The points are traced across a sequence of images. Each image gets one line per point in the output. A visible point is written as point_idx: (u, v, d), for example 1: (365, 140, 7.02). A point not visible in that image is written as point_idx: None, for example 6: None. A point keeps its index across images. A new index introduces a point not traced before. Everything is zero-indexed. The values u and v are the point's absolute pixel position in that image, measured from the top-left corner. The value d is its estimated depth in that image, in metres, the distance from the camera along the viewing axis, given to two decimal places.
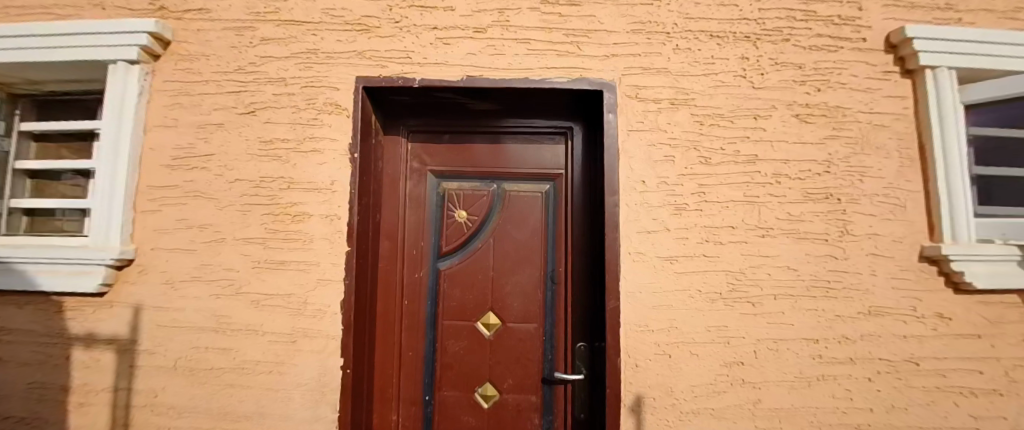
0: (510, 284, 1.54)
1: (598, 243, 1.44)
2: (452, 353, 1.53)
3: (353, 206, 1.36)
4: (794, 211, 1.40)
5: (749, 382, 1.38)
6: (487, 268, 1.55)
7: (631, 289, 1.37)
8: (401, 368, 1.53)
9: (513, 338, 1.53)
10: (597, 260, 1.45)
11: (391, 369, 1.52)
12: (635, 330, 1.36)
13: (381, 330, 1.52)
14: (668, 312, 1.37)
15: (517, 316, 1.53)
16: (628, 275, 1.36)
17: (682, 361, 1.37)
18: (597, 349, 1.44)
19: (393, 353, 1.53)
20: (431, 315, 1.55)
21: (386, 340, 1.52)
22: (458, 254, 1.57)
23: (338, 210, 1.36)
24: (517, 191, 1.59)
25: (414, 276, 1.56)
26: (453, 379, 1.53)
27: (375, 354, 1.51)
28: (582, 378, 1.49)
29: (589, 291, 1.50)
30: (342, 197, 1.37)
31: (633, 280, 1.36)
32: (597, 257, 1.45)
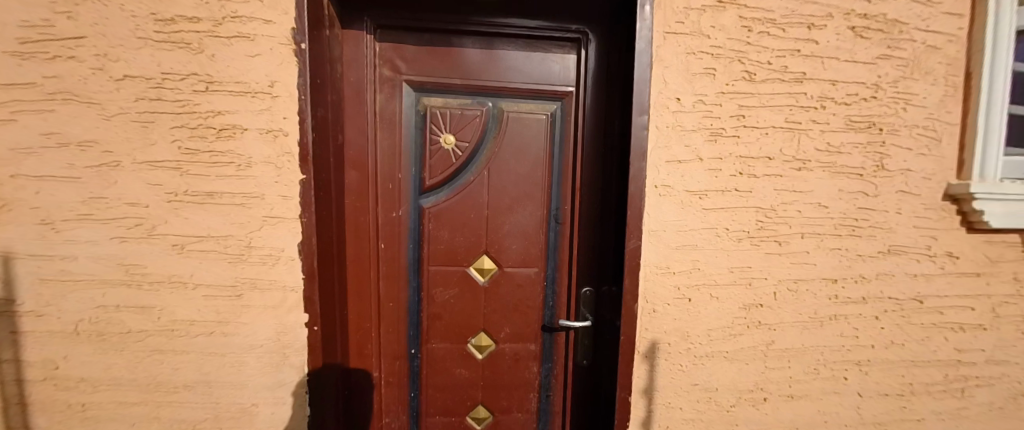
0: (507, 227, 1.33)
1: (616, 181, 1.23)
2: (440, 304, 1.35)
3: (306, 122, 1.00)
4: (835, 141, 1.23)
5: (766, 324, 1.29)
6: (479, 207, 1.31)
7: (653, 228, 1.17)
8: (380, 321, 1.33)
9: (510, 286, 1.36)
10: (614, 199, 1.25)
11: (369, 323, 1.32)
12: (654, 273, 1.19)
13: (354, 279, 1.28)
14: (692, 253, 1.20)
15: (515, 261, 1.35)
16: (653, 212, 1.16)
17: (702, 305, 1.24)
18: (609, 296, 1.30)
19: (371, 305, 1.32)
20: (414, 261, 1.33)
21: (362, 290, 1.30)
22: (445, 189, 1.30)
23: (283, 124, 0.99)
24: (517, 112, 1.29)
25: (390, 216, 1.29)
26: (442, 330, 1.37)
27: (348, 308, 1.29)
28: (587, 325, 1.37)
29: (601, 233, 1.33)
30: (288, 106, 0.99)
31: (658, 218, 1.16)
32: (615, 197, 1.24)
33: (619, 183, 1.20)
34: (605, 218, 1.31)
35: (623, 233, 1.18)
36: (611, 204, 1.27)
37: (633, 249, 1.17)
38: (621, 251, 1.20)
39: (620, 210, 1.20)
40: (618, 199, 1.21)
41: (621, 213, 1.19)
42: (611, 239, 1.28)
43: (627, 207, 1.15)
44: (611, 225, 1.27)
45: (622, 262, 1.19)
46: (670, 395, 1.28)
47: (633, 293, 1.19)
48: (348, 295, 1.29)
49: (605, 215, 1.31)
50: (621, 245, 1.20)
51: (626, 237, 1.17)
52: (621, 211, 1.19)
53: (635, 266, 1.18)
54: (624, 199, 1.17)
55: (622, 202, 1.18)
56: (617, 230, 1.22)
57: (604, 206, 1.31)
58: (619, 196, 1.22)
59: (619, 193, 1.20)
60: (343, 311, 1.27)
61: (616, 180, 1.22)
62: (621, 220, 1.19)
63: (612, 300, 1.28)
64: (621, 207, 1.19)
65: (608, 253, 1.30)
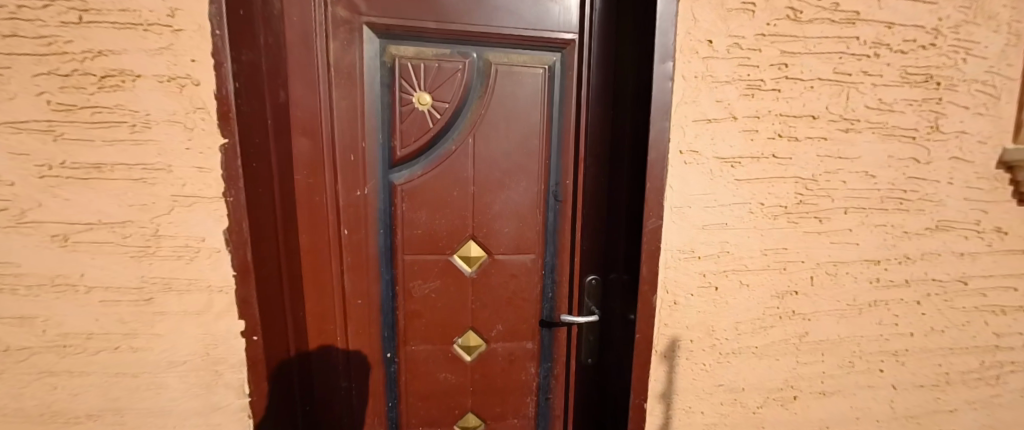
0: (497, 207, 1.11)
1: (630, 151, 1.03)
2: (419, 300, 1.14)
3: (222, 67, 0.75)
4: (888, 97, 1.02)
5: (800, 314, 1.12)
6: (463, 183, 1.08)
7: (675, 204, 0.96)
8: (346, 322, 1.11)
9: (502, 277, 1.17)
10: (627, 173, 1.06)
11: (330, 324, 1.10)
12: (675, 258, 0.99)
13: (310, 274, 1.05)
14: (721, 233, 0.99)
15: (507, 247, 1.15)
16: (676, 183, 0.94)
17: (730, 295, 1.04)
18: (621, 286, 1.12)
19: (331, 305, 1.08)
20: (386, 249, 1.11)
21: (320, 287, 1.06)
22: (421, 161, 1.06)
23: (190, 69, 0.74)
24: (508, 65, 1.05)
25: (353, 196, 1.04)
26: (421, 331, 1.16)
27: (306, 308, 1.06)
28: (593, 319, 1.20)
29: (609, 212, 1.14)
30: (194, 44, 0.74)
31: (683, 191, 0.95)
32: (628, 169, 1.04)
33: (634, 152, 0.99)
34: (615, 196, 1.12)
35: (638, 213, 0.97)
36: (624, 178, 1.08)
37: (650, 229, 0.96)
38: (636, 235, 0.99)
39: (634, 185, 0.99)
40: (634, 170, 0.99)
41: (636, 189, 0.98)
42: (624, 218, 1.10)
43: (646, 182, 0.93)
44: (624, 203, 1.09)
45: (636, 248, 0.99)
46: (691, 399, 1.10)
47: (651, 283, 0.99)
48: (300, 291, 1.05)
49: (615, 191, 1.11)
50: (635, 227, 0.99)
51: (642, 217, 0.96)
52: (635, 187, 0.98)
53: (654, 251, 0.97)
54: (641, 172, 0.95)
55: (637, 176, 0.97)
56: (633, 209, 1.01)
57: (613, 181, 1.12)
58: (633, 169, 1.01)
59: (635, 164, 0.98)
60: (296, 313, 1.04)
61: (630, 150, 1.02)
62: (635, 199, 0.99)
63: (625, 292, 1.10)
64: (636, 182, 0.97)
65: (619, 236, 1.11)
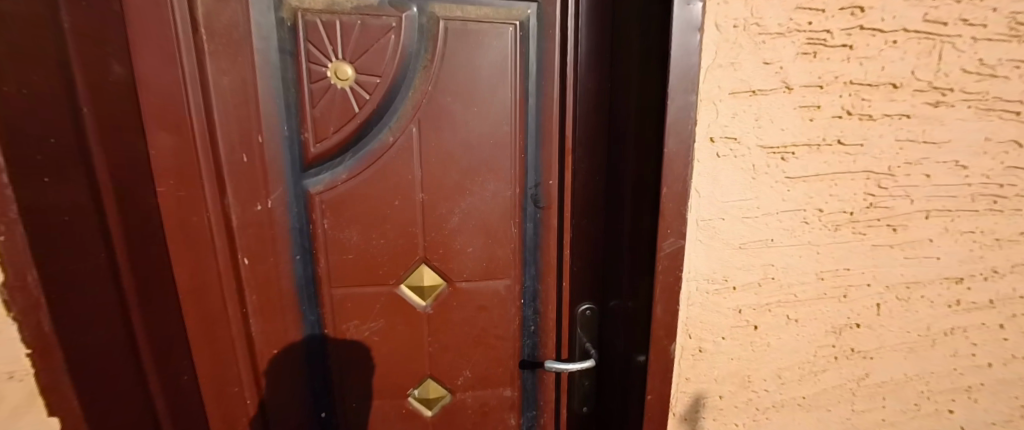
0: (455, 221, 0.81)
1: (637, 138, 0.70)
2: (358, 344, 0.89)
3: None
4: (991, 57, 0.72)
5: (860, 352, 0.85)
6: (406, 188, 0.78)
7: (703, 218, 0.65)
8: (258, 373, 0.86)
9: (465, 311, 0.89)
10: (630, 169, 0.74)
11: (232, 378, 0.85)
12: (701, 291, 0.69)
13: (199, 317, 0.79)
14: (766, 253, 0.70)
15: (471, 273, 0.86)
16: (706, 186, 0.63)
17: (774, 335, 0.77)
18: (626, 325, 0.83)
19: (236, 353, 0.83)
20: (309, 279, 0.83)
21: (215, 332, 0.81)
22: (345, 161, 0.76)
23: None
24: (462, 22, 0.74)
25: (252, 212, 0.76)
26: (366, 379, 0.92)
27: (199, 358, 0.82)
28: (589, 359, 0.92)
29: (608, 220, 0.84)
30: None
31: (716, 197, 0.64)
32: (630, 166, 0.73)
33: (642, 142, 0.67)
34: (616, 201, 0.79)
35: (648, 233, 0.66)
36: (624, 177, 0.76)
37: (666, 253, 0.64)
38: (645, 264, 0.68)
39: (643, 192, 0.67)
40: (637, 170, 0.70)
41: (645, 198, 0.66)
42: (625, 233, 0.77)
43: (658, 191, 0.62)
44: (625, 214, 0.76)
45: (646, 283, 0.68)
46: None
47: (669, 331, 0.69)
48: (189, 336, 0.80)
49: (616, 194, 0.79)
50: (644, 254, 0.68)
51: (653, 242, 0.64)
52: (643, 195, 0.67)
53: (671, 286, 0.66)
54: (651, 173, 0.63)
55: (647, 180, 0.65)
56: (640, 226, 0.71)
57: (614, 179, 0.81)
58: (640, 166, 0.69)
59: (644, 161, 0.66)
60: (183, 367, 0.79)
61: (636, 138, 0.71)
62: (642, 212, 0.68)
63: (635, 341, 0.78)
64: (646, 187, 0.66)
65: (620, 256, 0.82)
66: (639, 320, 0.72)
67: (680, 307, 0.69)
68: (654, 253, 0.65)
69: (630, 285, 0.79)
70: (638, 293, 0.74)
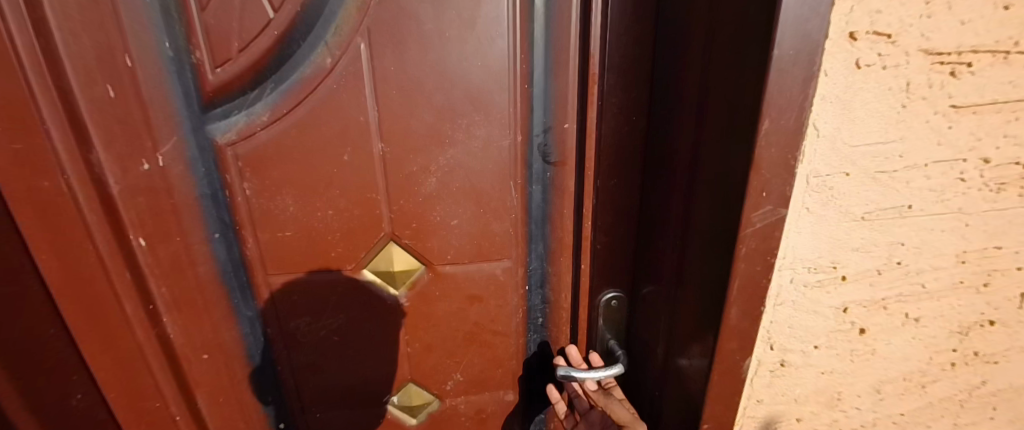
0: (432, 185, 0.57)
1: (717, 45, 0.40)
2: (312, 346, 0.67)
3: None
4: None
5: (985, 356, 0.62)
6: (358, 138, 0.53)
7: (819, 174, 0.40)
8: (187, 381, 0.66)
9: (451, 303, 0.64)
10: (698, 98, 0.44)
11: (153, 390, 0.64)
12: (800, 286, 0.45)
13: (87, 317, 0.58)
14: (896, 227, 0.46)
15: (457, 253, 0.60)
16: (833, 118, 0.38)
17: (882, 341, 0.54)
18: (672, 327, 0.57)
19: (144, 365, 0.62)
20: (238, 263, 0.61)
21: (115, 338, 0.60)
22: (259, 95, 0.50)
23: None
24: None
25: (139, 173, 0.53)
26: (329, 385, 0.71)
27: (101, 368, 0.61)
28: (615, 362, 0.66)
29: (652, 182, 0.56)
30: None
31: (845, 138, 0.39)
32: (694, 96, 0.45)
33: (727, 51, 0.39)
34: (662, 155, 0.53)
35: (728, 204, 0.41)
36: (685, 116, 0.47)
37: (753, 232, 0.40)
38: (716, 251, 0.44)
39: (721, 137, 0.41)
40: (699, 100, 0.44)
41: (727, 149, 0.40)
42: (677, 202, 0.51)
43: (753, 140, 0.36)
44: (674, 171, 0.51)
45: (716, 277, 0.44)
46: None
47: (745, 344, 0.46)
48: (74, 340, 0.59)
49: (665, 143, 0.52)
50: (716, 234, 0.43)
51: (737, 217, 0.39)
52: (717, 141, 0.42)
53: (756, 282, 0.42)
54: (747, 108, 0.36)
55: (738, 117, 0.38)
56: (715, 195, 0.43)
57: (663, 121, 0.52)
58: (721, 94, 0.40)
59: (733, 86, 0.38)
60: (68, 380, 0.59)
61: (711, 43, 0.40)
62: (721, 171, 0.42)
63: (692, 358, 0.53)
64: (730, 129, 0.39)
65: (665, 236, 0.55)
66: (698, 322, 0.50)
67: (765, 311, 0.45)
68: (737, 238, 0.40)
69: (679, 273, 0.53)
70: (698, 288, 0.49)
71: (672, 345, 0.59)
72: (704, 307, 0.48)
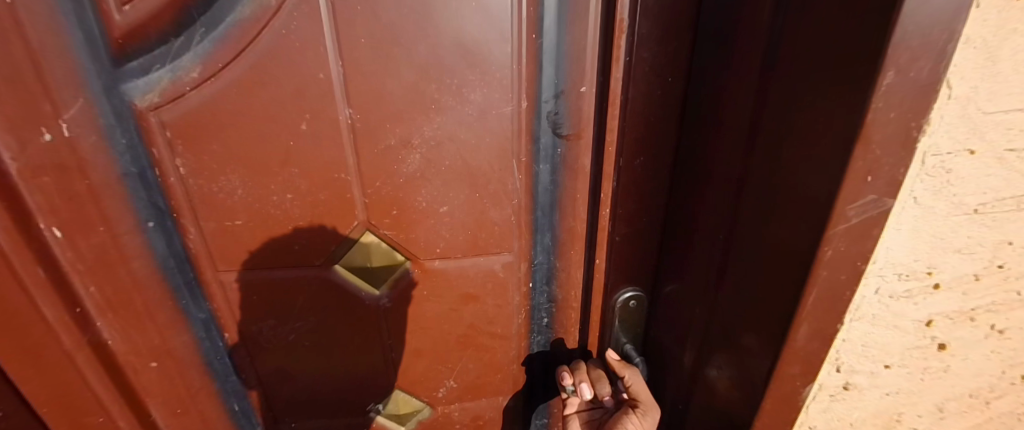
0: (415, 163, 0.45)
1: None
2: (276, 351, 0.56)
3: None
4: None
5: None
6: (318, 101, 0.42)
7: (939, 152, 0.30)
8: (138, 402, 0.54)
9: (441, 304, 0.53)
10: (769, 54, 0.34)
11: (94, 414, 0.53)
12: (884, 297, 0.36)
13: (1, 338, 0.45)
14: (1010, 224, 0.36)
15: (449, 246, 0.49)
16: (973, 72, 0.28)
17: (964, 355, 0.44)
18: (709, 339, 0.46)
19: (79, 378, 0.50)
20: (184, 258, 0.50)
21: (41, 358, 0.47)
22: (186, 43, 0.39)
23: None
24: None
25: (42, 147, 0.40)
26: (300, 393, 0.61)
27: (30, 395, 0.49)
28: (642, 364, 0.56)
29: (691, 160, 0.45)
30: None
31: (977, 104, 0.29)
32: (765, 48, 0.34)
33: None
34: (707, 127, 0.42)
35: (814, 191, 0.30)
36: (752, 75, 0.36)
37: (845, 230, 0.30)
38: (787, 251, 0.34)
39: (809, 101, 0.30)
40: (773, 55, 0.34)
41: (817, 116, 0.30)
42: (724, 187, 0.41)
43: (866, 100, 0.26)
44: (726, 147, 0.40)
45: (782, 287, 0.34)
46: None
47: (811, 369, 0.37)
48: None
49: (714, 110, 0.41)
50: (791, 233, 0.33)
51: (827, 209, 0.29)
52: (797, 108, 0.32)
53: (838, 295, 0.33)
54: (860, 55, 0.26)
55: (841, 71, 0.27)
56: (786, 180, 0.33)
57: (713, 81, 0.41)
58: (811, 43, 0.30)
59: (838, 27, 0.27)
60: None
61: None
62: (805, 149, 0.31)
63: (720, 371, 0.45)
64: (824, 89, 0.29)
65: (701, 227, 0.45)
66: (750, 337, 0.39)
67: (840, 329, 0.35)
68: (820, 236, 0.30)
69: (721, 274, 0.43)
70: (751, 296, 0.39)
71: (698, 353, 0.48)
72: (757, 320, 0.38)
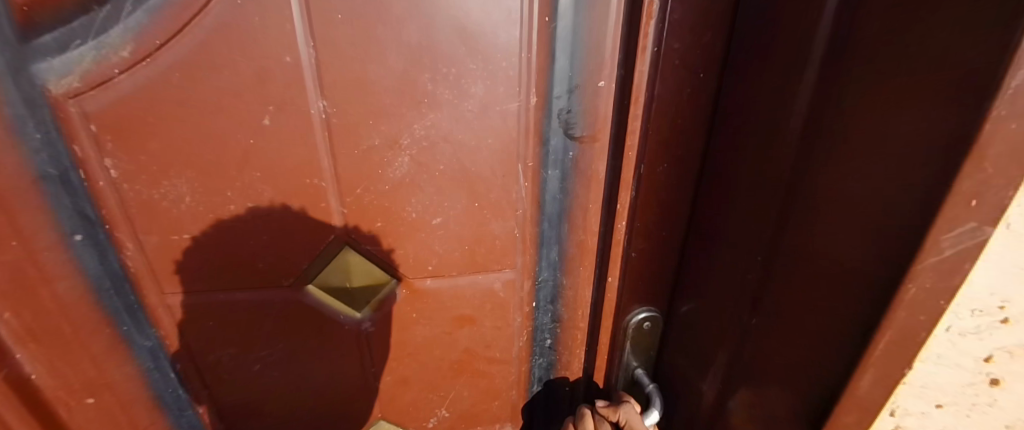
0: (403, 167, 0.38)
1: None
2: (238, 382, 0.48)
3: None
4: None
5: None
6: (284, 91, 0.35)
7: None
8: None
9: (432, 327, 0.46)
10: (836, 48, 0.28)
11: None
12: (953, 335, 0.31)
13: None
14: None
15: (442, 262, 0.43)
16: None
17: None
18: (736, 370, 0.40)
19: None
20: (122, 277, 0.41)
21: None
22: (114, 11, 0.32)
23: None
24: None
25: None
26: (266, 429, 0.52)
27: None
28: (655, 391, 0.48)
29: (723, 169, 0.39)
30: None
31: None
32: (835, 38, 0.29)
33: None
34: (745, 130, 0.36)
35: (900, 213, 0.25)
36: (811, 70, 0.30)
37: (935, 263, 0.25)
38: (854, 283, 0.28)
39: (899, 102, 0.25)
40: (849, 44, 0.28)
41: (909, 121, 0.24)
42: (763, 201, 0.35)
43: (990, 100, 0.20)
44: (769, 155, 0.34)
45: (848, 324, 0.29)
46: None
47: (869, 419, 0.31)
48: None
49: (753, 113, 0.35)
50: (861, 262, 0.28)
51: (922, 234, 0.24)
52: (879, 111, 0.26)
53: (915, 337, 0.28)
54: (982, 43, 0.20)
55: (952, 62, 0.22)
56: (857, 197, 0.28)
57: (755, 80, 0.35)
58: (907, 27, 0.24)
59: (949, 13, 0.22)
60: None
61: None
62: (883, 162, 0.26)
63: (743, 406, 0.40)
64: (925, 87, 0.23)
65: (728, 244, 0.39)
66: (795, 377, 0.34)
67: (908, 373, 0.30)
68: (903, 268, 0.25)
69: (756, 300, 0.37)
70: (797, 331, 0.33)
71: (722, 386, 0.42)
72: (802, 357, 0.33)
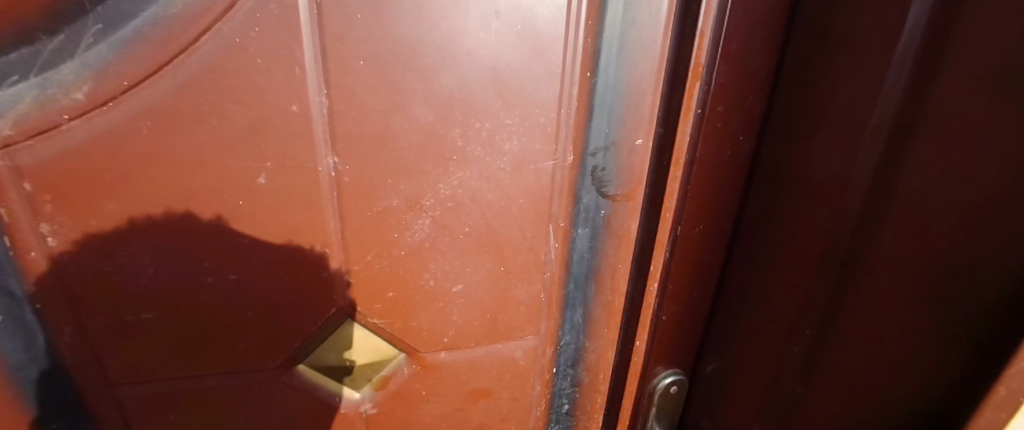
0: (424, 230, 0.34)
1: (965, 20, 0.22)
2: None
3: None
4: None
5: None
6: (288, 144, 0.29)
7: None
8: None
9: (443, 404, 0.42)
10: (899, 122, 0.27)
11: None
12: None
13: None
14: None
15: (460, 333, 0.38)
16: None
17: None
18: None
19: None
20: (51, 371, 0.32)
21: None
22: (67, 41, 0.25)
23: None
24: None
25: None
26: None
27: None
28: None
29: (760, 229, 0.37)
30: None
31: None
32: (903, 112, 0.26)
33: (1005, 33, 0.21)
34: (788, 193, 0.34)
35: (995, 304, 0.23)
36: (869, 142, 0.28)
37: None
38: (933, 370, 0.27)
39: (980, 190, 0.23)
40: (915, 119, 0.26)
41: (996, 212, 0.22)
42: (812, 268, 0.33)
43: None
44: (815, 221, 0.32)
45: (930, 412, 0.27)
46: None
47: None
48: None
49: (797, 177, 0.33)
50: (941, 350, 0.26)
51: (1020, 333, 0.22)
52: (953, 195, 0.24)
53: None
54: None
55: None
56: (933, 280, 0.26)
57: (799, 144, 0.33)
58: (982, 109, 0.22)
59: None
60: None
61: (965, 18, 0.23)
62: (959, 251, 0.24)
63: None
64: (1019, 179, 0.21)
65: (767, 309, 0.37)
66: None
67: None
68: (1000, 369, 0.23)
69: (805, 370, 0.35)
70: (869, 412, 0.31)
71: None
72: None
